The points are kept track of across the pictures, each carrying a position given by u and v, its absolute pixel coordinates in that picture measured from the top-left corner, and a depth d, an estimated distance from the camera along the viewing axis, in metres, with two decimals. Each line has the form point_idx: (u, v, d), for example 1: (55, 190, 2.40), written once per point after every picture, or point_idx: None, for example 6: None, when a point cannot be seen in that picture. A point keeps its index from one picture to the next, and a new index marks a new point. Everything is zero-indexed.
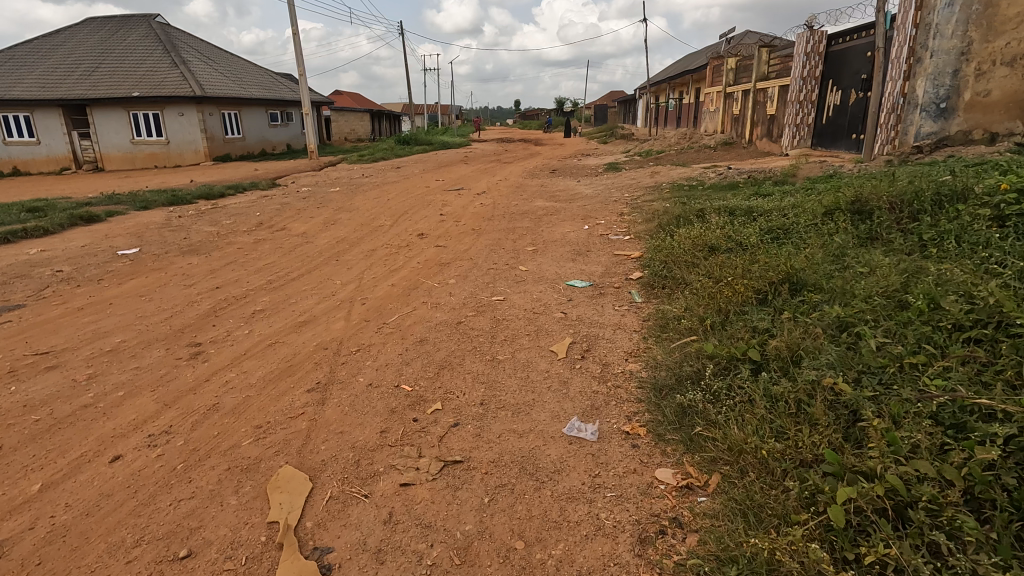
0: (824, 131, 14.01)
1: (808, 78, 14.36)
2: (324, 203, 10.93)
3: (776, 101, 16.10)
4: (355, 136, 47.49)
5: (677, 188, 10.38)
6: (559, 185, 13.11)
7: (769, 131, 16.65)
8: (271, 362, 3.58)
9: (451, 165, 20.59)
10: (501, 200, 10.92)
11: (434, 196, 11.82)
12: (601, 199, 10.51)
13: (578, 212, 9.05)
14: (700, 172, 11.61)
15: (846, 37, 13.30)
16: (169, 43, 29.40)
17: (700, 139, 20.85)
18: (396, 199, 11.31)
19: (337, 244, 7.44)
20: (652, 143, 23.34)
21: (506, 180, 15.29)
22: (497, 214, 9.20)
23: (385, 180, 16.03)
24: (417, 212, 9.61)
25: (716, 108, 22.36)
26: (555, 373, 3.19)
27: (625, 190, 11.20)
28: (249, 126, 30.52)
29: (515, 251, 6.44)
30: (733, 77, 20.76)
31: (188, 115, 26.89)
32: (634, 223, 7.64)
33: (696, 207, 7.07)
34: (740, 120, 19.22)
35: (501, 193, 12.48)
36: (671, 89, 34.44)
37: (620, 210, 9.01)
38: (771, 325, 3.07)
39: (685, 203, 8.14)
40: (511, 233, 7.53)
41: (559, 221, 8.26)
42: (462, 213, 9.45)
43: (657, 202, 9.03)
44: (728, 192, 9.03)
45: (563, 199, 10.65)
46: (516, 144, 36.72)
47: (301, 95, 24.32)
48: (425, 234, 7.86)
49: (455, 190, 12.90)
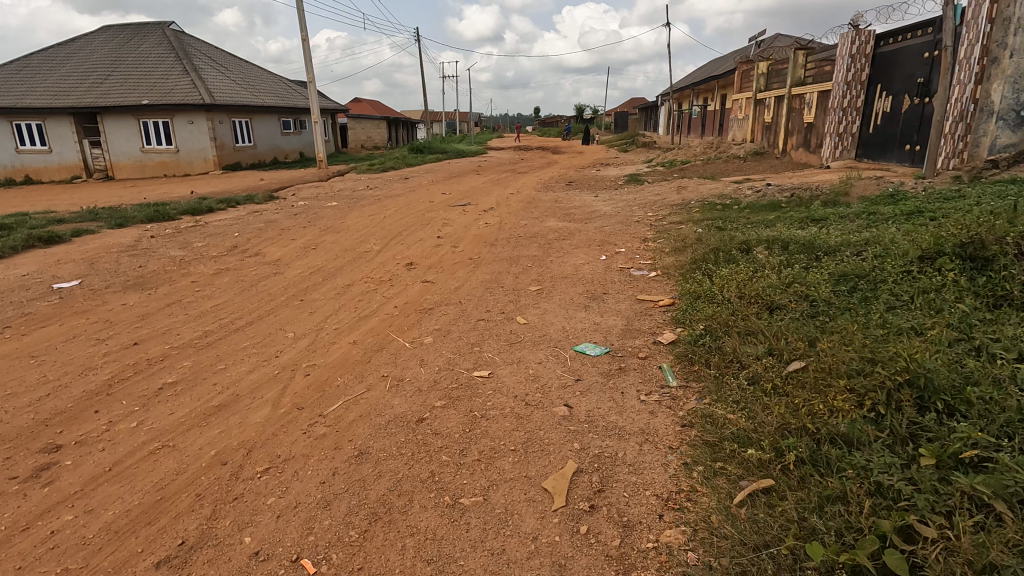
0: (872, 141, 12.61)
1: (852, 83, 12.97)
2: (314, 221, 9.92)
3: (815, 108, 14.71)
4: (371, 143, 46.94)
5: (708, 207, 9.11)
6: (574, 201, 11.92)
7: (805, 140, 15.28)
8: (134, 490, 2.46)
9: (462, 176, 19.57)
10: (508, 219, 9.80)
11: (436, 213, 10.74)
12: (620, 219, 9.32)
13: (593, 237, 7.87)
14: (734, 188, 10.34)
15: (897, 36, 11.93)
16: (181, 51, 29.01)
17: (728, 149, 19.50)
18: (393, 217, 10.26)
19: (310, 276, 6.37)
20: (675, 152, 22.04)
21: (517, 194, 14.17)
22: (501, 237, 8.07)
23: (389, 192, 15.02)
24: (411, 234, 8.53)
25: (745, 116, 20.96)
26: (545, 545, 2.02)
27: (648, 208, 9.99)
28: (260, 134, 29.99)
29: (514, 292, 5.29)
30: (764, 82, 19.37)
31: (198, 123, 26.41)
32: (661, 254, 6.43)
33: (737, 238, 5.83)
34: (773, 128, 17.78)
35: (511, 209, 11.36)
36: (695, 96, 33.01)
37: (643, 234, 7.79)
38: (909, 488, 1.84)
39: (722, 229, 6.89)
40: (514, 265, 6.38)
41: (571, 249, 7.10)
42: (462, 235, 8.36)
43: (685, 226, 7.79)
44: (770, 214, 7.75)
45: (578, 219, 9.48)
46: (533, 152, 35.67)
47: (310, 102, 23.61)
48: (415, 264, 6.77)
49: (460, 206, 11.83)
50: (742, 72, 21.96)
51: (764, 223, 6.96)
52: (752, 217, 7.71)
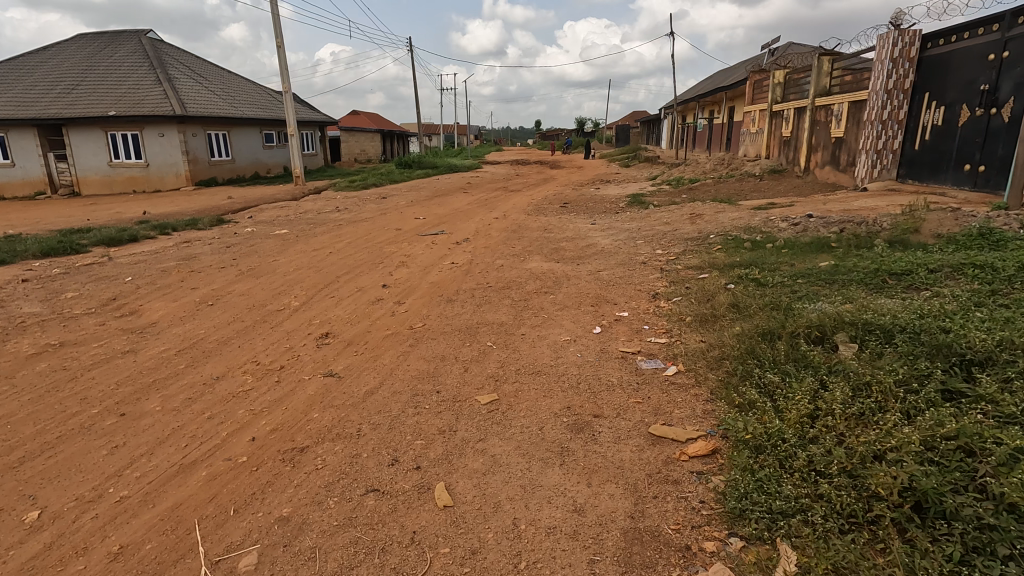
0: (920, 159, 10.71)
1: (893, 90, 11.04)
2: (241, 259, 8.00)
3: (845, 121, 12.82)
4: (364, 157, 45.31)
5: (731, 245, 7.19)
6: (566, 231, 9.98)
7: (833, 157, 13.39)
8: None
9: (447, 195, 17.69)
10: (481, 257, 7.87)
11: (397, 247, 8.81)
12: (621, 259, 7.36)
13: (587, 289, 5.90)
14: (763, 217, 8.40)
15: (950, 36, 10.08)
16: (156, 60, 27.39)
17: (741, 165, 17.63)
18: (342, 252, 8.34)
19: (172, 359, 4.40)
20: (682, 169, 20.17)
21: (501, 218, 12.24)
22: (464, 288, 6.12)
23: (356, 216, 13.11)
24: (351, 281, 6.58)
25: (758, 129, 19.15)
26: None
27: (655, 244, 8.06)
28: (239, 147, 28.31)
29: (453, 408, 3.34)
30: (781, 92, 17.56)
31: (169, 135, 24.69)
32: (680, 329, 4.45)
33: (799, 315, 3.86)
34: (793, 144, 15.87)
35: (491, 239, 9.45)
36: (700, 108, 31.28)
37: (652, 286, 5.83)
38: None
39: (764, 289, 4.94)
40: (467, 343, 4.42)
41: (553, 313, 5.13)
42: (416, 285, 6.40)
43: (708, 276, 5.83)
44: (823, 261, 5.79)
45: (568, 259, 7.54)
46: (531, 167, 33.94)
47: (286, 114, 21.85)
48: (332, 336, 4.80)
49: (431, 236, 9.92)
50: (755, 82, 20.14)
51: (819, 281, 5.01)
52: (797, 266, 5.74)
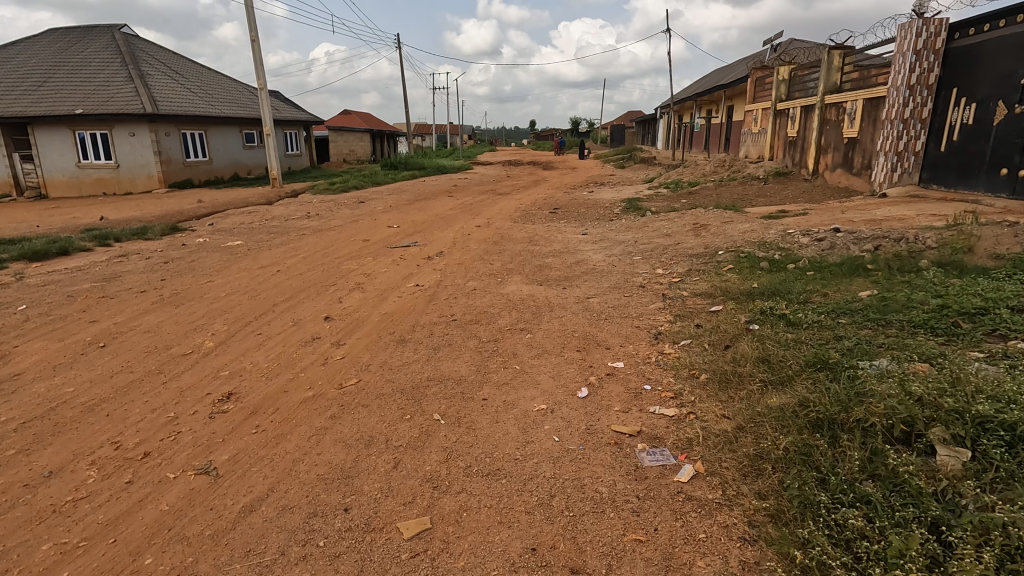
0: (946, 162, 9.66)
1: (917, 85, 9.96)
2: (172, 279, 6.83)
3: (859, 119, 11.76)
4: (353, 158, 44.06)
5: (744, 267, 6.09)
6: (554, 243, 8.84)
7: (845, 159, 12.34)
8: None
9: (429, 199, 16.53)
10: (453, 277, 6.73)
11: (358, 264, 7.66)
12: (616, 281, 6.23)
13: (572, 325, 4.78)
14: (779, 228, 7.30)
15: (983, 24, 9.01)
16: (129, 55, 26.04)
17: (744, 167, 16.57)
18: (293, 270, 7.18)
19: (5, 438, 3.23)
20: (681, 171, 19.12)
21: (484, 227, 11.10)
22: (423, 323, 4.99)
23: (325, 223, 11.94)
24: (289, 312, 5.43)
25: (761, 129, 18.10)
26: None
27: (655, 262, 6.95)
28: (217, 147, 27.07)
29: (357, 550, 2.20)
30: (785, 90, 16.51)
31: (140, 135, 23.39)
32: (692, 395, 3.33)
33: (862, 387, 2.75)
34: (799, 145, 14.80)
35: (469, 253, 8.32)
36: (697, 108, 30.25)
37: (653, 323, 4.71)
38: None
39: (798, 335, 3.83)
40: (406, 414, 3.27)
41: (527, 363, 4.00)
42: (366, 317, 5.26)
43: (721, 309, 4.72)
44: (864, 292, 4.68)
45: (554, 280, 6.41)
46: (523, 168, 32.76)
47: (262, 112, 20.61)
48: (235, 399, 3.65)
49: (401, 249, 8.78)
50: (757, 79, 19.07)
51: (868, 322, 3.91)
52: (832, 299, 4.63)
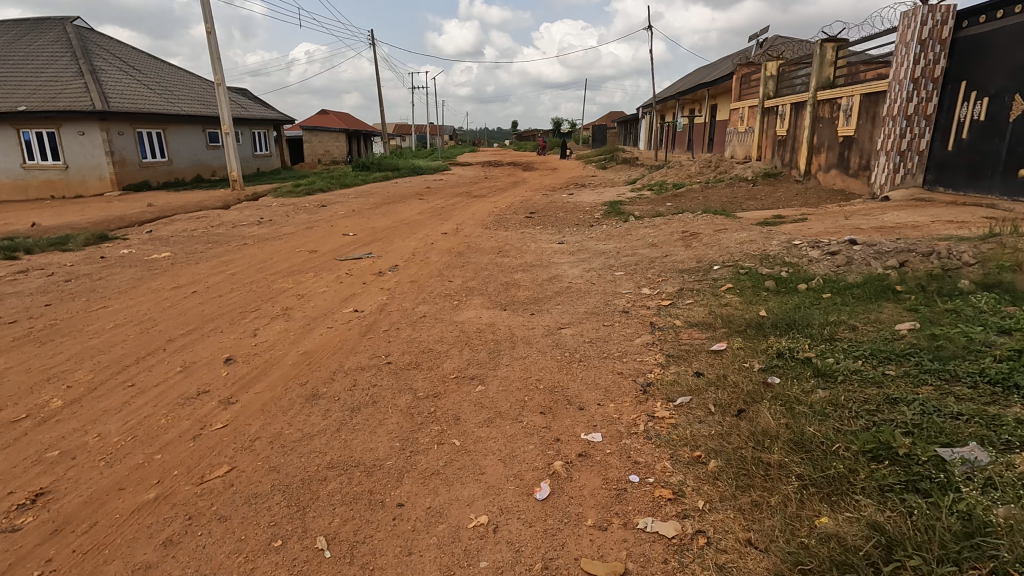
0: (955, 162, 8.85)
1: (921, 78, 9.14)
2: (61, 305, 5.62)
3: (856, 116, 10.94)
4: (328, 158, 42.58)
5: (747, 288, 5.11)
6: (526, 254, 7.81)
7: (841, 159, 11.53)
8: None
9: (398, 202, 15.38)
10: (402, 299, 5.65)
11: (295, 282, 6.53)
12: (595, 305, 5.21)
13: (537, 371, 3.73)
14: (781, 237, 6.36)
15: (996, 11, 8.19)
16: (80, 49, 24.33)
17: (731, 168, 15.73)
18: (213, 291, 6.03)
19: None
20: (665, 172, 18.25)
21: (451, 234, 10.04)
22: (348, 367, 3.91)
23: (276, 231, 10.75)
24: (182, 352, 4.29)
25: (747, 128, 17.31)
26: None
27: (640, 280, 5.95)
28: (177, 147, 25.57)
29: None
30: (773, 87, 15.71)
31: (91, 134, 21.79)
32: (700, 498, 2.31)
33: (972, 517, 1.76)
34: (789, 144, 14.00)
35: (428, 266, 7.24)
36: (680, 107, 29.51)
37: (640, 368, 3.67)
38: None
39: (836, 397, 2.84)
40: (277, 538, 2.19)
41: (472, 435, 2.95)
42: (279, 358, 4.15)
43: (726, 350, 3.73)
44: (903, 325, 3.72)
45: (521, 303, 5.38)
46: (503, 169, 31.70)
47: (220, 109, 19.26)
48: (43, 504, 2.52)
49: (351, 262, 7.66)
50: (743, 76, 18.26)
51: (925, 375, 2.93)
52: (864, 336, 3.66)
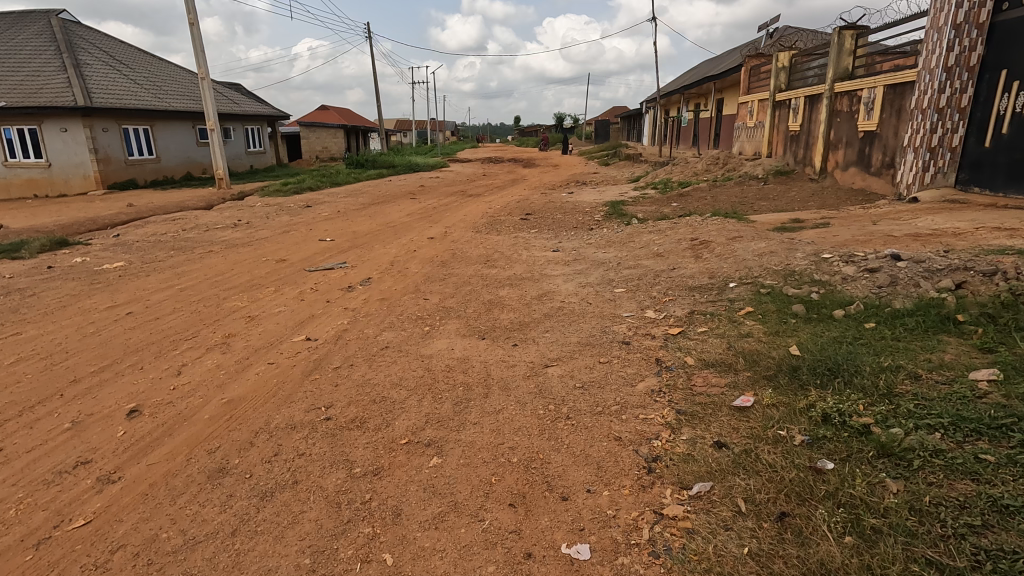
0: (993, 160, 7.98)
1: (955, 67, 8.25)
2: None
3: (880, 110, 10.06)
4: (326, 155, 41.74)
5: (771, 314, 4.29)
6: (516, 264, 7.00)
7: (861, 156, 10.65)
8: None
9: (388, 202, 14.58)
10: (366, 324, 4.85)
11: (250, 300, 5.74)
12: (590, 333, 4.40)
13: (511, 434, 2.92)
14: (806, 248, 5.53)
15: None
16: (64, 43, 23.48)
17: (740, 165, 14.86)
18: (151, 313, 5.23)
19: None
20: (670, 168, 17.40)
21: (438, 239, 9.24)
22: (277, 425, 3.10)
23: (250, 235, 9.94)
24: (80, 401, 3.49)
25: (757, 123, 16.42)
26: None
27: (644, 299, 5.14)
28: (166, 144, 24.81)
29: None
30: (785, 79, 14.81)
31: (73, 131, 21.02)
32: None
33: None
34: (803, 140, 13.12)
35: (405, 280, 6.45)
36: (685, 102, 28.59)
37: (643, 431, 2.86)
38: None
39: (919, 499, 2.03)
40: None
41: (411, 550, 2.14)
42: (196, 409, 3.35)
43: (754, 407, 2.91)
44: (983, 376, 2.88)
45: (504, 330, 4.57)
46: (503, 165, 30.86)
47: (205, 104, 18.47)
48: None
49: (320, 274, 6.87)
50: (752, 69, 17.36)
51: None
52: (935, 391, 2.83)
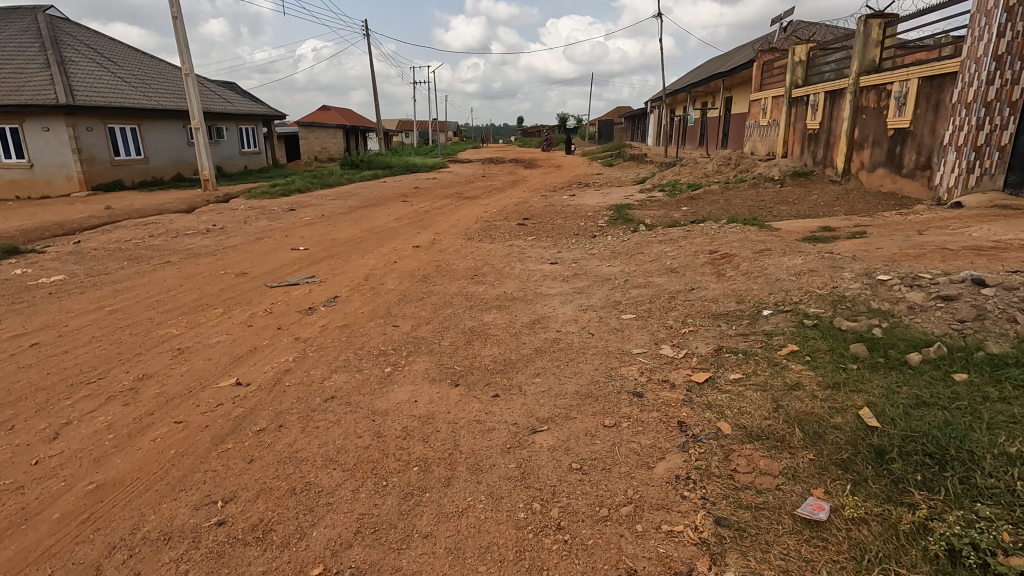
0: None
1: (1007, 55, 7.28)
2: None
3: (913, 105, 9.09)
4: (325, 155, 40.92)
5: (825, 356, 3.36)
6: (508, 280, 6.10)
7: (891, 156, 9.70)
8: None
9: (378, 206, 13.70)
10: (316, 360, 3.94)
11: (188, 326, 4.84)
12: (591, 378, 3.48)
13: (474, 561, 2.00)
14: (852, 266, 4.60)
15: None
16: (49, 39, 22.64)
17: (754, 166, 13.92)
18: (60, 345, 4.32)
19: None
20: (678, 169, 16.47)
21: (424, 248, 8.35)
22: (146, 537, 2.18)
23: (220, 243, 9.05)
24: None
25: (770, 121, 15.47)
26: None
27: (658, 330, 4.21)
28: (154, 144, 23.98)
29: None
30: (802, 74, 13.87)
31: (56, 130, 20.21)
32: None
33: None
34: (823, 139, 12.18)
35: (377, 299, 5.56)
36: (692, 101, 27.65)
37: (670, 560, 1.95)
38: None
39: None
40: None
41: None
42: (49, 501, 2.44)
43: (832, 521, 2.00)
44: None
45: (484, 371, 3.66)
46: (504, 166, 29.96)
47: (189, 102, 17.64)
48: None
49: (282, 291, 5.96)
50: (765, 64, 16.43)
51: None
52: None
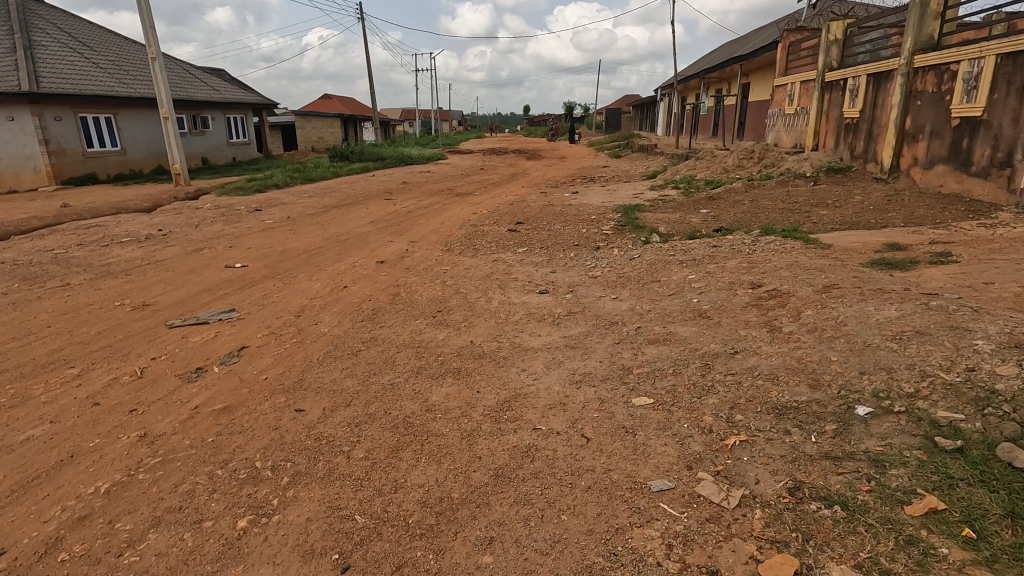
0: None
1: None
2: None
3: (988, 88, 7.46)
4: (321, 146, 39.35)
5: (1004, 537, 1.85)
6: (480, 320, 4.58)
7: (955, 149, 8.07)
8: None
9: (356, 205, 12.20)
10: (140, 492, 2.45)
11: (8, 404, 3.37)
12: (581, 562, 1.98)
13: None
14: (980, 326, 3.05)
15: None
16: (17, 21, 21.10)
17: (781, 160, 12.30)
18: None
19: None
20: (693, 162, 14.86)
21: (388, 264, 6.84)
22: None
23: (149, 255, 7.59)
24: None
25: (798, 109, 13.79)
26: None
27: (690, 433, 2.70)
28: (132, 135, 22.57)
29: None
30: (837, 54, 12.16)
31: (20, 120, 18.71)
32: None
33: None
34: (864, 130, 10.53)
35: (296, 352, 4.07)
36: (706, 88, 25.81)
37: None
38: None
39: None
40: None
41: None
42: None
43: None
44: None
45: (399, 532, 2.16)
46: (506, 158, 28.36)
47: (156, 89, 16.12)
48: None
49: (178, 336, 4.48)
50: (791, 45, 14.68)
51: None
52: None
